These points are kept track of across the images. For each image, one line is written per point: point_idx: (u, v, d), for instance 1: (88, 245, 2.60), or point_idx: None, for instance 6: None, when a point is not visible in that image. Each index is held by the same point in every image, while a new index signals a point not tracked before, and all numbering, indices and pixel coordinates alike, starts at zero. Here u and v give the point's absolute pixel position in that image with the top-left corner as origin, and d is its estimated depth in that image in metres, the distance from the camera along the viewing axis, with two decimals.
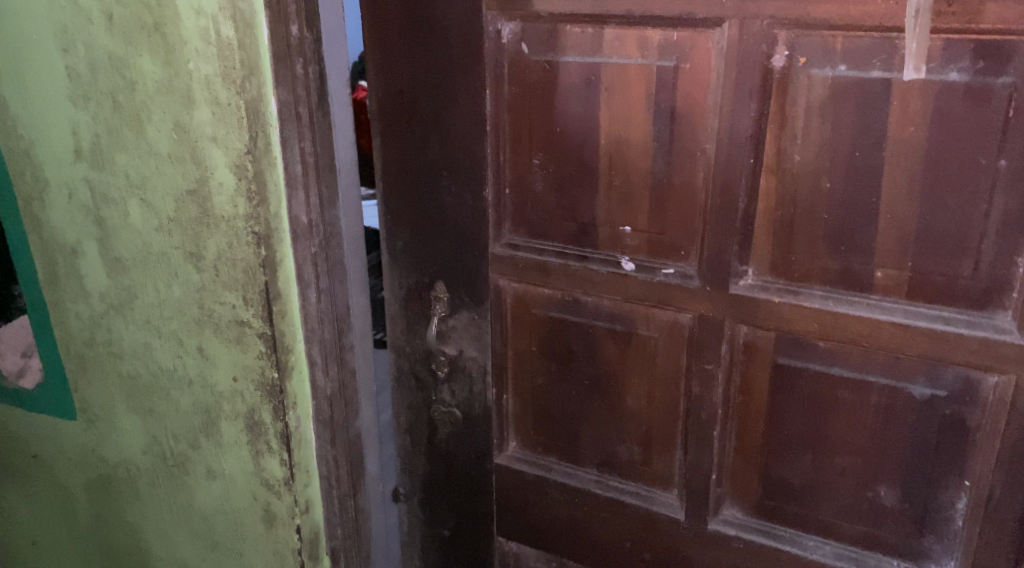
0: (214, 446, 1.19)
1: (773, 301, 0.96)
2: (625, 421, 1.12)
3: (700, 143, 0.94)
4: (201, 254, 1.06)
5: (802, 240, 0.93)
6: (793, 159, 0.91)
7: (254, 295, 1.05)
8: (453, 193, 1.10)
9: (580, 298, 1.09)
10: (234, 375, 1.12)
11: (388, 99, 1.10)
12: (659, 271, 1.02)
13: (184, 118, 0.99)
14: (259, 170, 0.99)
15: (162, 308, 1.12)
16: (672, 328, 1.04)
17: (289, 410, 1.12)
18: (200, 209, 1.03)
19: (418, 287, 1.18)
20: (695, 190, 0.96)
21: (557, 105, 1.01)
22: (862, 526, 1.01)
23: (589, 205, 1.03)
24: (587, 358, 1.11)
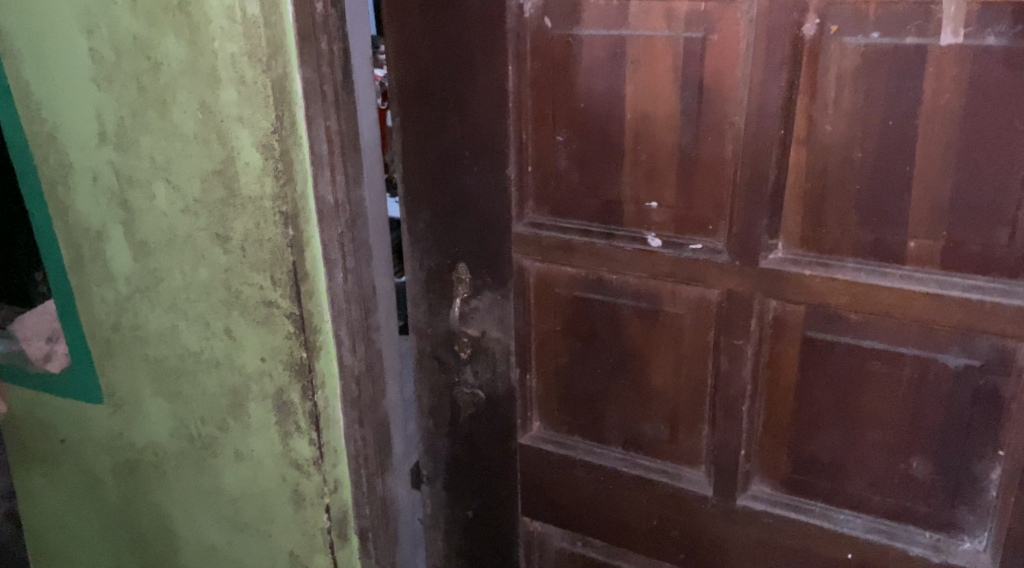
0: (242, 428, 1.19)
1: (803, 275, 0.95)
2: (651, 398, 1.12)
3: (728, 116, 0.94)
4: (228, 236, 1.06)
5: (832, 212, 0.92)
6: (824, 129, 0.90)
7: (282, 276, 1.06)
8: (476, 173, 1.10)
9: (604, 276, 1.08)
10: (262, 356, 1.12)
11: (408, 80, 1.09)
12: (687, 247, 1.01)
13: (210, 99, 0.98)
14: (286, 150, 0.99)
15: (189, 291, 1.12)
16: (699, 304, 1.04)
17: (317, 390, 1.12)
18: (226, 190, 1.03)
19: (440, 268, 1.18)
20: (723, 164, 0.96)
21: (582, 80, 1.00)
22: (893, 498, 1.01)
23: (614, 181, 1.03)
24: (612, 337, 1.11)
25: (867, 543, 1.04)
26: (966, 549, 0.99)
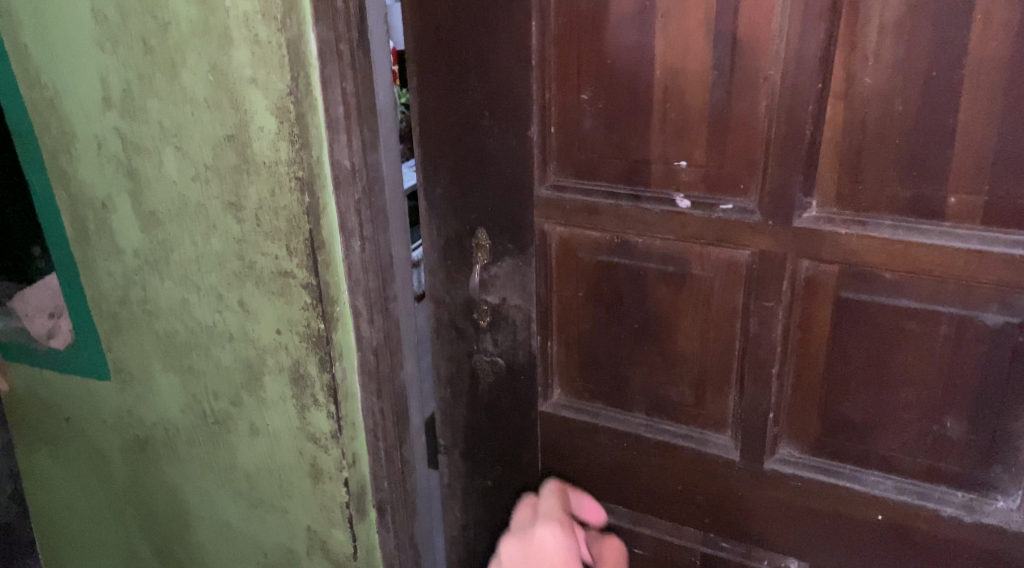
0: (258, 402, 1.17)
1: (839, 234, 0.93)
2: (677, 363, 1.10)
3: (762, 70, 0.91)
4: (242, 204, 1.02)
5: (870, 168, 0.90)
6: (863, 82, 0.88)
7: (298, 244, 1.02)
8: (496, 135, 1.07)
9: (630, 240, 1.06)
10: (278, 328, 1.09)
11: (426, 38, 1.05)
12: (717, 208, 0.99)
13: (222, 60, 0.94)
14: (301, 113, 0.95)
15: (200, 262, 1.09)
16: (728, 266, 1.02)
17: (335, 362, 1.09)
18: (239, 155, 0.99)
19: (458, 234, 1.15)
20: (756, 120, 0.93)
21: (609, 36, 0.97)
22: (926, 459, 1.00)
23: (642, 141, 1.00)
24: (637, 301, 1.09)
25: (898, 504, 1.03)
26: (1000, 508, 0.98)
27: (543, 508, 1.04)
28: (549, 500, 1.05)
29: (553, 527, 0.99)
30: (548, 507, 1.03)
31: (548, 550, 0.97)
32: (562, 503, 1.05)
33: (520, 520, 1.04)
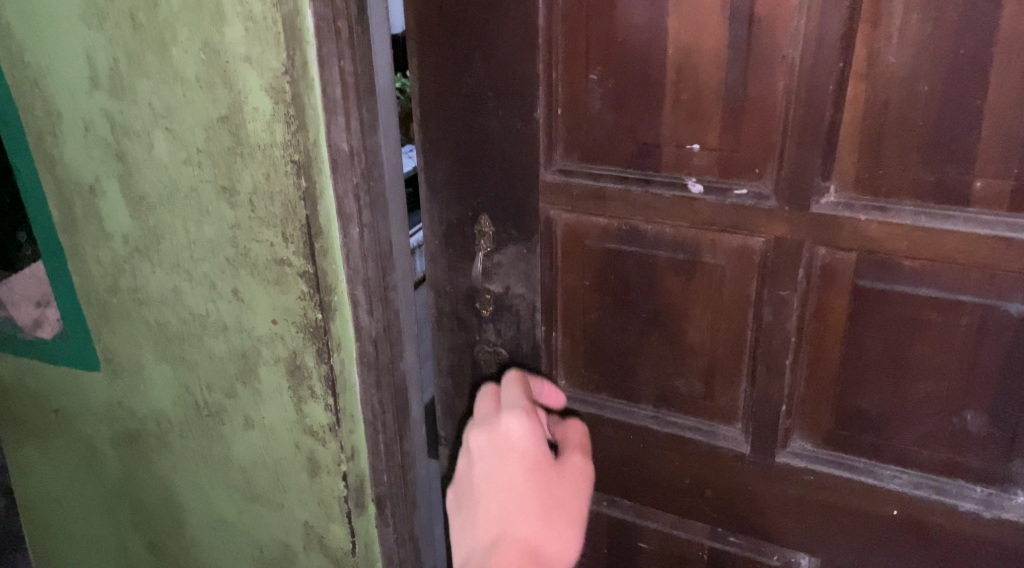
0: (253, 394, 1.13)
1: (858, 220, 0.90)
2: (686, 354, 1.06)
3: (780, 49, 0.87)
4: (236, 189, 0.98)
5: (892, 151, 0.87)
6: (886, 61, 0.84)
7: (294, 231, 0.98)
8: (500, 117, 1.03)
9: (639, 226, 1.02)
10: (274, 318, 1.05)
11: (427, 16, 1.01)
12: (730, 193, 0.95)
13: (214, 37, 0.90)
14: (298, 93, 0.91)
15: (193, 249, 1.05)
16: (741, 254, 0.98)
17: (334, 353, 1.06)
18: (233, 138, 0.95)
19: (460, 221, 1.12)
20: (773, 101, 0.89)
21: (619, 13, 0.93)
22: (944, 453, 0.97)
23: (652, 123, 0.96)
24: (645, 290, 1.05)
25: (914, 499, 1.00)
26: (1020, 503, 0.95)
27: (506, 397, 0.98)
28: (513, 387, 0.99)
29: (520, 416, 0.93)
30: (512, 395, 0.98)
31: (517, 442, 0.92)
32: (525, 391, 0.99)
33: (484, 412, 0.99)
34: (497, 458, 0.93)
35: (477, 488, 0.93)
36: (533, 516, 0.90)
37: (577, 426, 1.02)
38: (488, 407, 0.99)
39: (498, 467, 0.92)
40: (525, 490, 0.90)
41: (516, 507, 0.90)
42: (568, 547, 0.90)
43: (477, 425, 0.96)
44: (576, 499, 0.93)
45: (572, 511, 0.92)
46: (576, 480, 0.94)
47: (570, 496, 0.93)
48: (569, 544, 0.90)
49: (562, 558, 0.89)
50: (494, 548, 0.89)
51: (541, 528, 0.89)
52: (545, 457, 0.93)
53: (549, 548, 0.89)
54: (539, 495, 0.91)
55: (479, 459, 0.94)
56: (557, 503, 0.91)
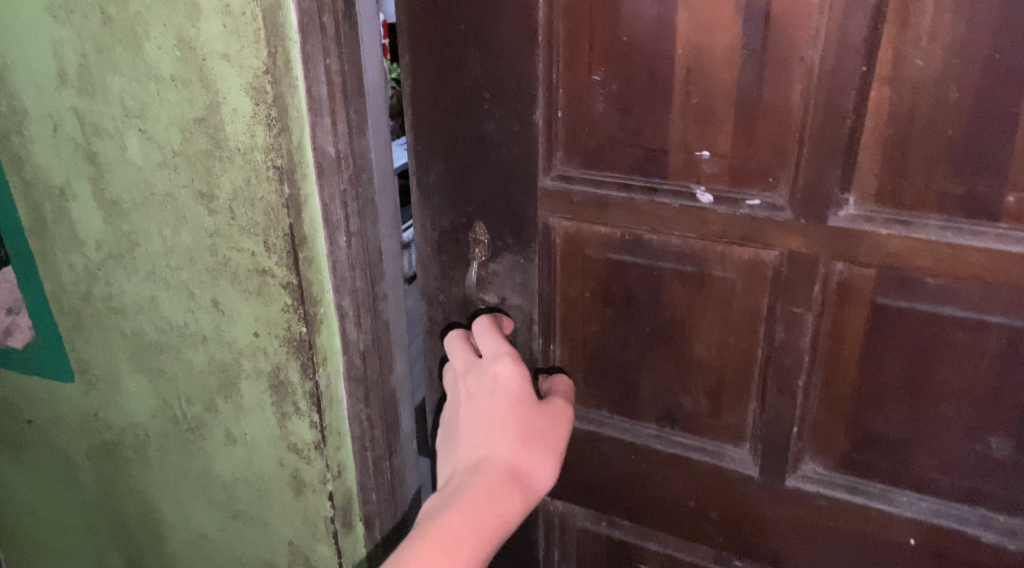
0: (234, 408, 1.07)
1: (879, 234, 0.84)
2: (692, 371, 1.01)
3: (798, 50, 0.81)
4: (215, 195, 0.92)
5: (918, 162, 0.81)
6: (914, 64, 0.78)
7: (277, 240, 0.92)
8: (497, 119, 0.97)
9: (644, 236, 0.96)
10: (256, 330, 0.99)
11: (420, 10, 0.95)
12: (742, 203, 0.89)
13: (189, 32, 0.84)
14: (280, 93, 0.85)
15: (170, 257, 0.99)
16: (752, 267, 0.92)
17: (319, 368, 1.00)
18: (210, 140, 0.89)
19: (454, 227, 1.06)
20: (790, 106, 0.83)
21: (625, 8, 0.87)
22: (966, 480, 0.91)
23: (659, 127, 0.90)
24: (649, 303, 0.99)
25: (933, 527, 0.94)
26: None
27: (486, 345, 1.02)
28: (487, 331, 1.03)
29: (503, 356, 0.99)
30: (490, 339, 1.02)
31: (502, 381, 0.98)
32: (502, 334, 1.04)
33: (465, 357, 1.04)
34: (483, 395, 0.98)
35: (463, 420, 0.99)
36: (515, 442, 0.94)
37: (562, 377, 1.05)
38: (467, 352, 1.04)
39: (481, 401, 0.98)
40: (507, 417, 0.95)
41: (497, 431, 0.95)
42: (546, 471, 0.94)
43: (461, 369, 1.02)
44: (557, 428, 0.97)
45: (552, 438, 0.96)
46: (558, 413, 0.98)
47: (551, 425, 0.96)
48: (547, 468, 0.94)
49: (539, 482, 0.94)
50: (476, 469, 0.93)
51: (521, 450, 0.94)
52: (529, 395, 0.97)
53: (527, 472, 0.94)
54: (520, 421, 0.95)
55: (467, 397, 1.00)
56: (537, 431, 0.95)
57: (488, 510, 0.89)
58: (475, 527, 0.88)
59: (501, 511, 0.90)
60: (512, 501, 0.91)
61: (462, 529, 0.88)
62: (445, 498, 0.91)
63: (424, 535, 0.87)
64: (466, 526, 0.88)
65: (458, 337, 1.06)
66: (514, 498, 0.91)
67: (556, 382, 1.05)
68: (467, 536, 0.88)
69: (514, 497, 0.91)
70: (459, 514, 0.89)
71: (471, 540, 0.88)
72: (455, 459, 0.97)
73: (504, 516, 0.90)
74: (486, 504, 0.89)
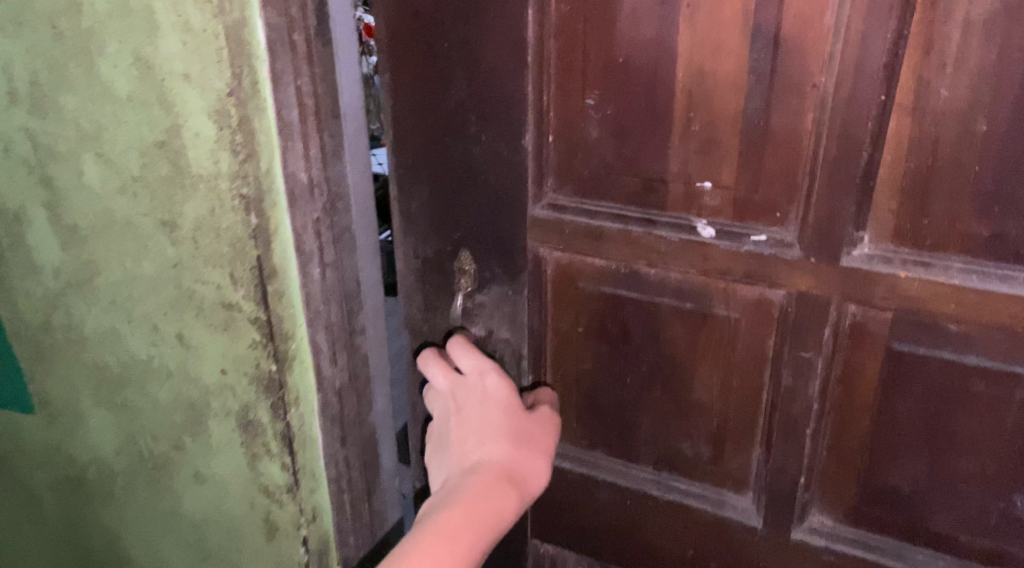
0: (202, 448, 1.00)
1: (896, 277, 0.77)
2: (691, 414, 0.94)
3: (810, 75, 0.74)
4: (177, 224, 0.85)
5: (940, 200, 0.74)
6: (938, 95, 0.71)
7: (244, 273, 0.86)
8: (484, 143, 0.89)
9: (641, 270, 0.89)
10: (223, 367, 0.93)
11: (401, 26, 0.88)
12: (747, 239, 0.82)
13: (147, 50, 0.77)
14: (245, 117, 0.78)
15: (131, 287, 0.92)
16: (758, 307, 0.85)
17: (290, 409, 0.94)
18: (172, 166, 0.82)
19: (439, 256, 0.98)
20: (801, 136, 0.76)
21: (622, 27, 0.80)
22: (987, 540, 0.84)
23: (658, 156, 0.83)
24: (646, 341, 0.92)
25: None
26: None
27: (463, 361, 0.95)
28: (467, 349, 0.96)
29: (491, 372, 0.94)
30: (473, 355, 0.95)
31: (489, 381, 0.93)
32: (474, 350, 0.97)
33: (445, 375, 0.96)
34: (472, 402, 0.93)
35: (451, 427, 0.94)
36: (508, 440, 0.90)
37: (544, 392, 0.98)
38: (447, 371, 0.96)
39: (470, 408, 0.93)
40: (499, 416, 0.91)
41: (489, 433, 0.90)
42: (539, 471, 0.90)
43: (443, 385, 0.96)
44: (547, 429, 0.92)
45: (544, 438, 0.91)
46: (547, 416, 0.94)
47: (542, 426, 0.92)
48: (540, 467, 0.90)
49: (535, 479, 0.90)
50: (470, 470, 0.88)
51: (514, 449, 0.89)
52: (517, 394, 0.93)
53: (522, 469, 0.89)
54: (512, 422, 0.91)
55: (453, 408, 0.95)
56: (530, 430, 0.91)
57: (488, 505, 0.85)
58: (476, 521, 0.83)
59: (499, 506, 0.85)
60: (508, 498, 0.86)
61: (464, 523, 0.83)
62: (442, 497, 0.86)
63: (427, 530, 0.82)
64: (468, 520, 0.83)
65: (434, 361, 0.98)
66: (511, 495, 0.86)
67: (538, 393, 0.98)
68: (469, 530, 0.83)
69: (510, 495, 0.86)
70: (458, 509, 0.84)
71: (474, 533, 0.83)
72: (445, 467, 0.92)
73: (501, 512, 0.85)
74: (485, 499, 0.85)
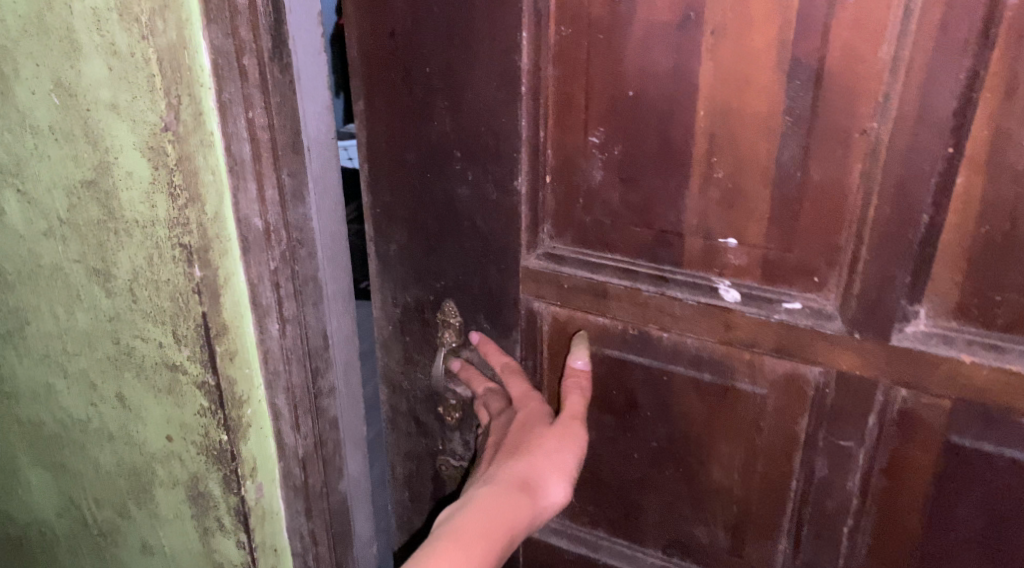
0: (149, 517, 0.88)
1: (958, 361, 0.64)
2: (707, 498, 0.81)
3: (858, 119, 0.62)
4: (111, 273, 0.74)
5: (1017, 273, 0.61)
6: (1019, 148, 0.58)
7: (187, 331, 0.73)
8: (471, 183, 0.77)
9: (652, 333, 0.76)
10: (168, 434, 0.80)
11: (377, 47, 0.76)
12: (778, 306, 0.69)
13: (68, 76, 0.65)
14: (186, 154, 0.66)
15: (65, 341, 0.80)
16: (788, 383, 0.72)
17: (246, 481, 0.80)
18: (102, 208, 0.70)
19: (419, 306, 0.86)
20: (845, 190, 0.64)
21: (633, 54, 0.67)
22: None
23: (674, 205, 0.70)
24: (657, 413, 0.80)
25: None
26: None
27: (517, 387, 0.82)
28: (517, 379, 0.82)
29: (533, 391, 0.81)
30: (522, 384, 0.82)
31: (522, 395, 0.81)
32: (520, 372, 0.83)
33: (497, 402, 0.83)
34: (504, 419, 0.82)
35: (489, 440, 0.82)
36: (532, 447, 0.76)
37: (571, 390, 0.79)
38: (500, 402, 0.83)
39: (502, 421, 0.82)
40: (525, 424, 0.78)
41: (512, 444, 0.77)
42: (560, 473, 0.76)
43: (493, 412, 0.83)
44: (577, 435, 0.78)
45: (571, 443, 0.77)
46: (575, 415, 0.78)
47: (561, 426, 0.78)
48: (561, 470, 0.76)
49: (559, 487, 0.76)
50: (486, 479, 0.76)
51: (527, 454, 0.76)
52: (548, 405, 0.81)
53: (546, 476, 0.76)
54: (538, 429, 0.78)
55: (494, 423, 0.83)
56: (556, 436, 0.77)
57: (495, 513, 0.72)
58: (488, 531, 0.71)
59: (510, 513, 0.72)
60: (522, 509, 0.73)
61: (469, 532, 0.70)
62: (451, 509, 0.74)
63: (429, 543, 0.70)
64: (474, 529, 0.70)
65: (478, 385, 0.85)
66: (522, 504, 0.73)
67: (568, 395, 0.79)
68: (476, 541, 0.70)
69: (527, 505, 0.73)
70: (464, 519, 0.71)
71: (485, 545, 0.70)
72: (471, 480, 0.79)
73: (512, 523, 0.72)
74: (492, 506, 0.72)
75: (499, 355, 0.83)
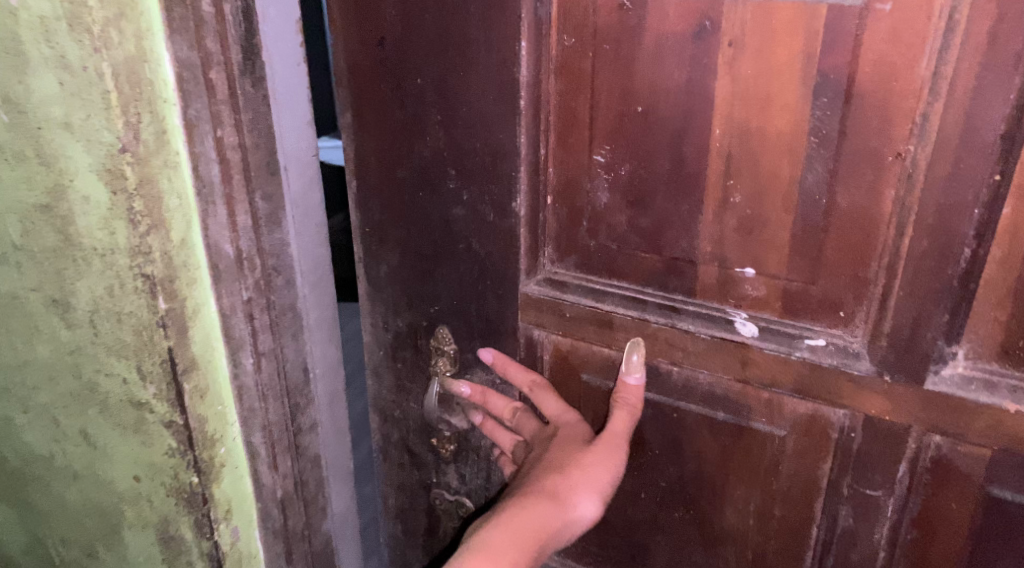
0: (119, 560, 0.82)
1: (1002, 409, 0.57)
2: (720, 543, 0.74)
3: (892, 141, 0.55)
4: (71, 304, 0.67)
5: None
6: None
7: (153, 367, 0.67)
8: (466, 203, 0.70)
9: (662, 367, 0.70)
10: (136, 474, 0.74)
11: (365, 57, 0.70)
12: (800, 343, 0.63)
13: (19, 91, 0.59)
14: (147, 177, 0.59)
15: (25, 373, 0.74)
16: (811, 425, 0.66)
17: (220, 524, 0.74)
18: (59, 235, 0.64)
19: (410, 332, 0.80)
20: (876, 218, 0.58)
21: (642, 67, 0.61)
22: None
23: (687, 231, 0.64)
24: (667, 451, 0.73)
25: None
26: None
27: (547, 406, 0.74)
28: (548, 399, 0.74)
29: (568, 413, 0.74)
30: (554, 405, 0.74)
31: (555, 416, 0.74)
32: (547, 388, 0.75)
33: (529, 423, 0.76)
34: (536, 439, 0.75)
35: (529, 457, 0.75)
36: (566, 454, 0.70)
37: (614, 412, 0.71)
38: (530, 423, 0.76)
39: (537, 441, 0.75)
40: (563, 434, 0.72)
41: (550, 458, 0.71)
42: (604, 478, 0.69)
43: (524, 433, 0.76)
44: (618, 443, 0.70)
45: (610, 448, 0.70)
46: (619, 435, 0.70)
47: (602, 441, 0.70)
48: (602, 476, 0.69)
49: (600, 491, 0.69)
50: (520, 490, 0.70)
51: (556, 466, 0.70)
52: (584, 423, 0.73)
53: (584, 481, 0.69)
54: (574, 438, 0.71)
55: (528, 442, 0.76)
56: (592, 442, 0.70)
57: (523, 525, 0.66)
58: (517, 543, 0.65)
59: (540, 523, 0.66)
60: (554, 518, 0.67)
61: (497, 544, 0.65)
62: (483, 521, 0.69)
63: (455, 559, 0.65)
64: (502, 541, 0.65)
65: (503, 405, 0.77)
66: (550, 517, 0.67)
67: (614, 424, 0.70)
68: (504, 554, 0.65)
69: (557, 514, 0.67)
70: (492, 531, 0.66)
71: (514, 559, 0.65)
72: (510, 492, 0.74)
73: (540, 538, 0.66)
74: (521, 516, 0.67)
75: (523, 373, 0.75)
